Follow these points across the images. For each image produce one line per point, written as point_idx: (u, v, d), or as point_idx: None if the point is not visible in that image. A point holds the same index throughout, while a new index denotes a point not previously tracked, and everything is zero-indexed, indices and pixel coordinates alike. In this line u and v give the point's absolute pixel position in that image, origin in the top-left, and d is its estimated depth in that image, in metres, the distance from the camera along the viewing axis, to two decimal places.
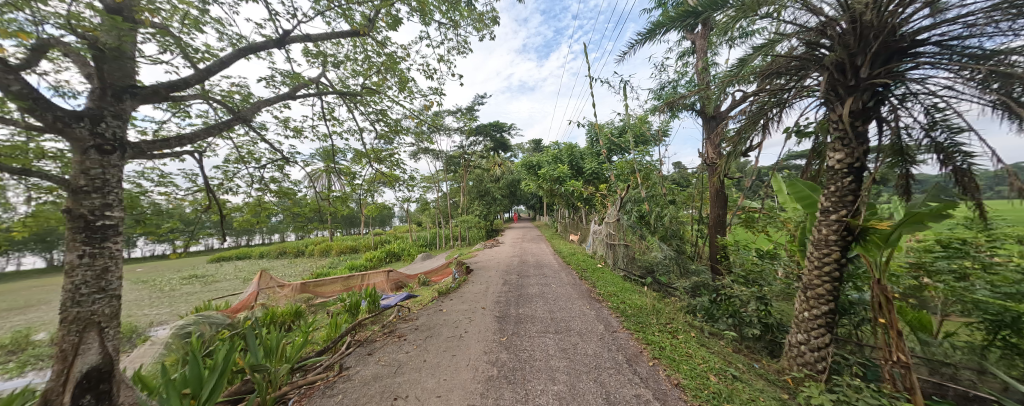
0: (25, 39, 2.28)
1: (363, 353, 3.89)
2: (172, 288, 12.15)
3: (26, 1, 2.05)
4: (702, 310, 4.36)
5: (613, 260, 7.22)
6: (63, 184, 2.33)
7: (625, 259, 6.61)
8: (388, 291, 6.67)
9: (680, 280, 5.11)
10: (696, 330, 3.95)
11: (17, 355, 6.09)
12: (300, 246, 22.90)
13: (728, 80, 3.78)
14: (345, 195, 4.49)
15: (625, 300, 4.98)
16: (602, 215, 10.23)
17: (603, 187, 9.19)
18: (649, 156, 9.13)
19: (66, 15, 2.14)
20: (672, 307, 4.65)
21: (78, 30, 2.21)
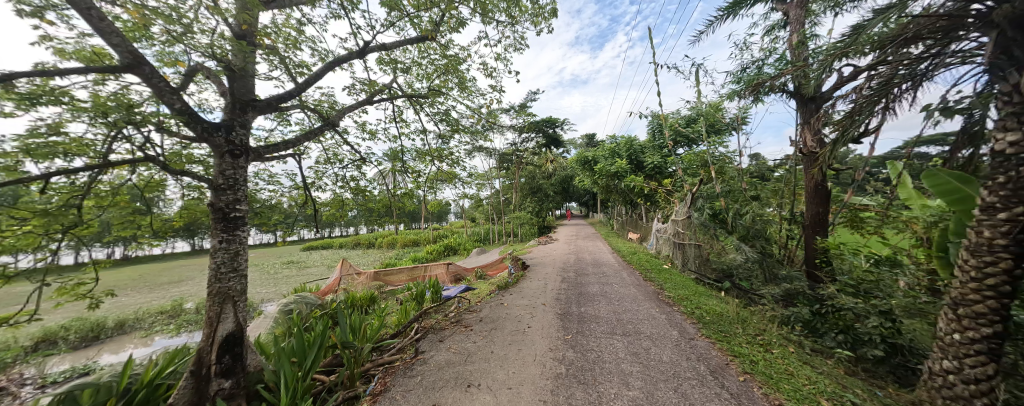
0: (182, 67, 2.85)
1: (433, 339, 4.17)
2: (274, 271, 14.32)
3: (184, 36, 2.57)
4: (798, 322, 3.80)
5: (683, 260, 6.91)
6: (209, 183, 2.88)
7: (697, 260, 6.29)
8: (449, 283, 7.05)
9: (766, 287, 4.51)
10: (793, 345, 3.44)
11: (173, 320, 7.75)
12: (371, 238, 25.43)
13: (841, 53, 3.18)
14: (411, 192, 4.83)
15: (699, 305, 4.56)
16: (666, 212, 9.51)
17: (667, 182, 8.53)
18: (723, 147, 8.22)
19: (210, 45, 2.63)
20: (758, 316, 4.13)
21: (218, 56, 2.71)
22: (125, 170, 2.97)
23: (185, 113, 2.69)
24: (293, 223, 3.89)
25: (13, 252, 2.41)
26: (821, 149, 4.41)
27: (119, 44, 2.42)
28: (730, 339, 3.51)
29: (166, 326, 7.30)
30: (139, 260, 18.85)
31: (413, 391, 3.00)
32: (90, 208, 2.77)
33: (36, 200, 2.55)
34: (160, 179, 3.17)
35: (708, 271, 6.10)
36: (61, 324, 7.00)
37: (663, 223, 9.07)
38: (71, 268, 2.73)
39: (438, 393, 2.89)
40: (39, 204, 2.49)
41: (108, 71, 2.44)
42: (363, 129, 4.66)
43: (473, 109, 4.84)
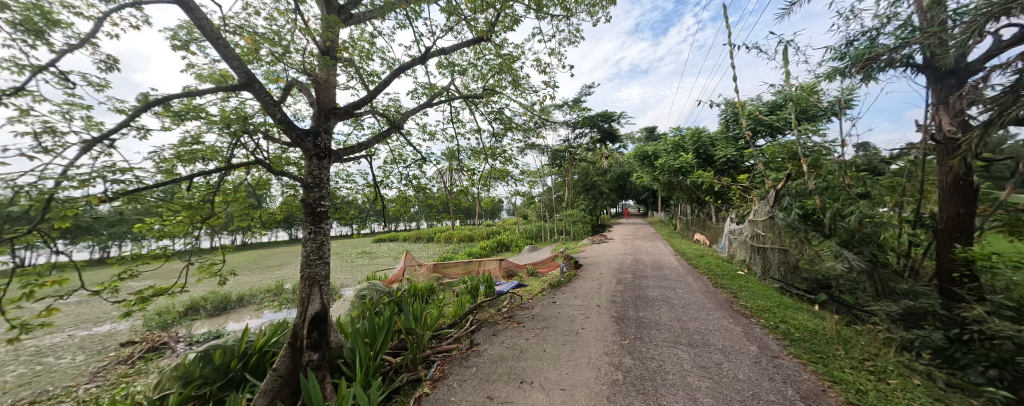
0: (282, 81, 3.30)
1: (487, 332, 4.30)
2: (349, 260, 15.96)
3: (283, 56, 2.95)
4: (926, 350, 3.13)
5: (763, 267, 6.18)
6: (301, 182, 3.30)
7: (784, 268, 5.52)
8: (502, 278, 7.20)
9: (878, 303, 3.81)
10: (919, 377, 2.86)
11: (273, 298, 9.09)
12: (430, 232, 27.04)
13: (997, 12, 2.52)
14: (468, 189, 4.99)
15: (786, 320, 4.03)
16: (740, 211, 8.57)
17: (742, 178, 7.66)
18: (816, 136, 7.10)
19: (302, 62, 2.99)
20: (866, 337, 3.50)
21: (308, 70, 3.06)
22: (244, 171, 3.54)
23: (283, 122, 3.11)
24: (364, 217, 4.27)
25: (170, 237, 3.02)
26: (965, 134, 3.46)
27: (238, 66, 2.89)
28: (825, 362, 3.04)
29: (269, 303, 8.59)
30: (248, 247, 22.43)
31: (469, 381, 3.13)
32: (221, 202, 3.35)
33: (184, 196, 3.17)
34: (265, 179, 3.73)
35: (798, 281, 5.38)
36: (196, 297, 8.64)
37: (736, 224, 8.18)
38: (207, 251, 3.33)
39: (492, 386, 2.97)
40: (185, 199, 3.10)
41: (231, 89, 2.94)
42: (424, 131, 4.94)
43: (527, 106, 4.86)
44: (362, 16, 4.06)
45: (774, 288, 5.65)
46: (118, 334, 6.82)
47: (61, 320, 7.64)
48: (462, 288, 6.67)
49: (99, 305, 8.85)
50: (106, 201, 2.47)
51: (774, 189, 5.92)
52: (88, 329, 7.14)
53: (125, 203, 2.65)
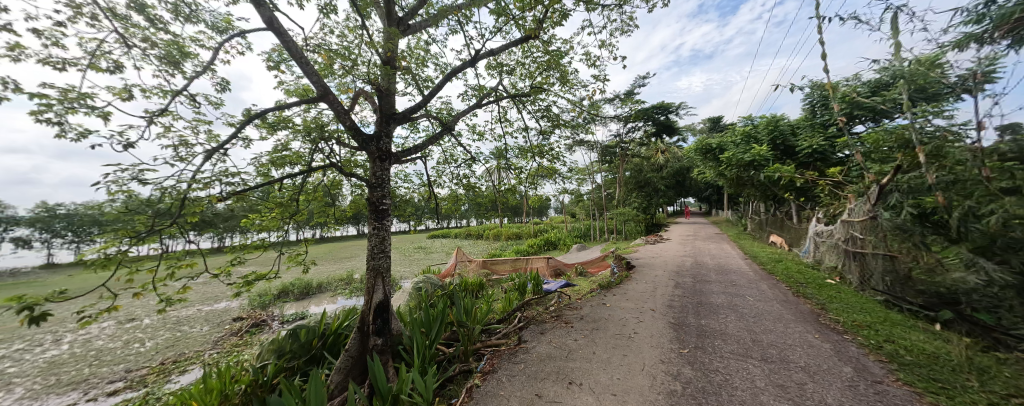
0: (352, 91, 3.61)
1: (535, 330, 4.30)
2: (407, 254, 17.08)
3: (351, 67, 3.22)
4: None
5: (863, 276, 5.32)
6: (366, 182, 3.58)
7: (897, 280, 4.69)
8: (550, 277, 7.15)
9: None
10: None
11: (343, 286, 10.07)
12: (479, 230, 27.85)
13: None
14: (515, 188, 5.02)
15: (890, 339, 3.43)
16: (830, 210, 7.48)
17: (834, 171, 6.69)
18: (938, 109, 5.81)
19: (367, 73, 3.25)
20: (1005, 367, 2.84)
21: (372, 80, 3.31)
22: (321, 173, 3.97)
23: (352, 128, 3.42)
24: (420, 215, 4.51)
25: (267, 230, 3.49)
26: None
27: (316, 81, 3.23)
28: (949, 394, 2.50)
29: (341, 290, 9.56)
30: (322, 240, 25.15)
31: (517, 377, 3.15)
32: (304, 200, 3.80)
33: (277, 196, 3.67)
34: (337, 179, 4.14)
35: (911, 295, 4.53)
36: (282, 283, 9.91)
37: (825, 225, 7.16)
38: (294, 243, 3.78)
39: (540, 384, 2.96)
40: (277, 198, 3.58)
41: (311, 100, 3.30)
42: (473, 132, 5.08)
43: (575, 102, 4.75)
44: (418, 26, 4.30)
45: (879, 301, 4.78)
46: (230, 310, 8.14)
47: (190, 297, 9.35)
48: (510, 285, 6.76)
49: (213, 286, 10.60)
50: (222, 199, 2.98)
51: (880, 183, 5.03)
52: (209, 305, 8.63)
53: (235, 201, 3.15)
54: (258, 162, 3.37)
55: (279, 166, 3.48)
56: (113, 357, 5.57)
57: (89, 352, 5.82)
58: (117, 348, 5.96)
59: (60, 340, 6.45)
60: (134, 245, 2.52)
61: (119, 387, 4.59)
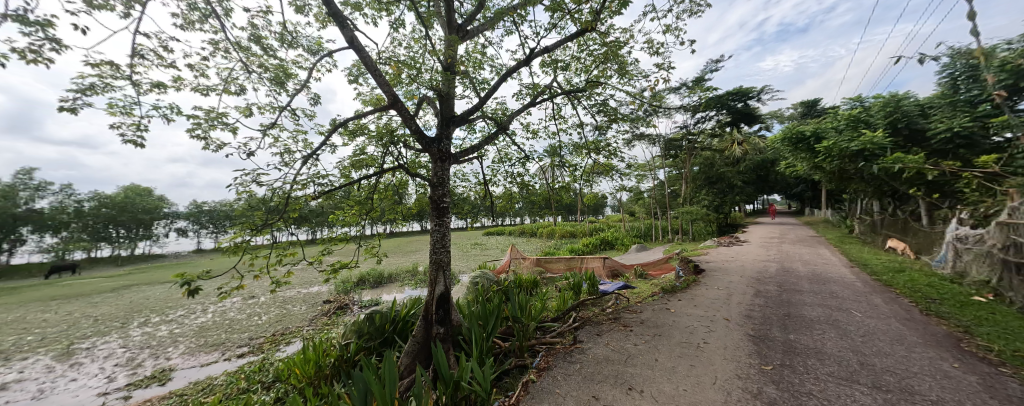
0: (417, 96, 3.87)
1: (591, 330, 4.19)
2: (464, 250, 17.86)
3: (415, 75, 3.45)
4: None
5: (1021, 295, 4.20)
6: (428, 182, 3.80)
7: None
8: (606, 278, 6.90)
9: None
10: None
11: (409, 277, 10.92)
12: (534, 227, 28.04)
13: None
14: (570, 185, 4.92)
15: None
16: (981, 209, 6.00)
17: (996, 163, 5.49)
18: None
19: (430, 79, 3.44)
20: None
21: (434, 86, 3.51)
22: (391, 174, 4.34)
23: (417, 132, 3.65)
24: (477, 212, 4.66)
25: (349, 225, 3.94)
26: None
27: (387, 89, 3.52)
28: None
29: (408, 281, 10.35)
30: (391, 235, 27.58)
31: (573, 376, 3.10)
32: (377, 198, 4.18)
33: (356, 194, 4.11)
34: (404, 179, 4.48)
35: None
36: (360, 272, 11.10)
37: (970, 229, 5.81)
38: (370, 237, 4.21)
39: (598, 386, 2.87)
40: (356, 197, 4.01)
41: (382, 108, 3.61)
42: (528, 130, 5.11)
43: (636, 95, 4.50)
44: (476, 31, 4.43)
45: None
46: (320, 294, 9.38)
47: (290, 281, 10.98)
48: (564, 283, 6.68)
49: (306, 273, 12.28)
50: (315, 198, 3.45)
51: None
52: (303, 288, 10.04)
53: (324, 200, 3.62)
54: (341, 165, 3.81)
55: (357, 168, 3.89)
56: (238, 327, 6.80)
57: (223, 321, 7.21)
58: (240, 319, 7.28)
59: (203, 311, 8.08)
60: (253, 236, 3.03)
61: (243, 350, 5.60)
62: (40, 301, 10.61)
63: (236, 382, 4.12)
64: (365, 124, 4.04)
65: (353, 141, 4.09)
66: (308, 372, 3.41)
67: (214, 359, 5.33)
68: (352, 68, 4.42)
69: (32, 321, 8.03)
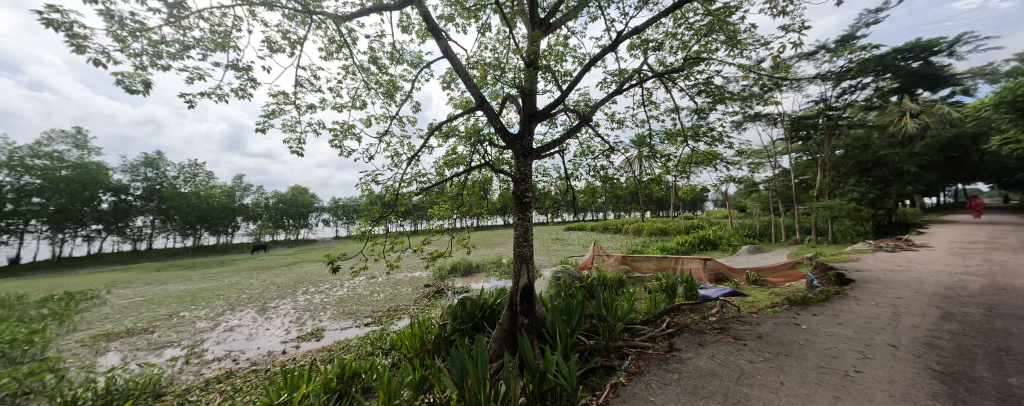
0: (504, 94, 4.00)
1: (690, 340, 3.74)
2: (546, 245, 17.99)
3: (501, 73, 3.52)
4: None
5: None
6: (512, 178, 3.87)
7: None
8: (707, 282, 6.10)
9: None
10: None
11: (497, 268, 11.46)
12: (620, 223, 26.60)
13: None
14: (661, 178, 4.45)
15: None
16: None
17: None
18: None
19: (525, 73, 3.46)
20: None
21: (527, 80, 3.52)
22: (478, 171, 4.58)
23: (502, 130, 3.75)
24: (558, 207, 4.57)
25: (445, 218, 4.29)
26: None
27: (475, 92, 3.71)
28: None
29: (494, 272, 10.91)
30: (481, 229, 29.49)
31: (671, 386, 2.81)
32: (465, 194, 4.46)
33: (449, 191, 4.44)
34: (488, 177, 4.68)
35: None
36: (455, 261, 12.12)
37: None
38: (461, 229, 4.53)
39: (702, 402, 2.53)
40: (449, 193, 4.36)
41: (471, 109, 3.81)
42: (613, 120, 4.70)
43: (749, 68, 3.81)
44: (559, 22, 4.31)
45: None
46: (424, 278, 10.57)
47: (401, 266, 12.65)
48: (656, 285, 6.11)
49: (412, 260, 13.96)
50: (417, 194, 3.87)
51: None
52: (410, 273, 11.44)
53: (424, 195, 4.02)
54: (436, 164, 4.18)
55: (450, 166, 4.21)
56: (364, 301, 8.13)
57: (353, 295, 8.70)
58: (366, 294, 8.68)
59: (341, 286, 9.93)
60: (373, 226, 3.56)
61: (369, 320, 6.67)
62: (244, 271, 14.57)
63: (366, 345, 4.90)
64: (456, 126, 4.34)
65: (446, 143, 4.43)
66: (415, 344, 3.85)
67: (349, 324, 6.47)
68: (444, 75, 4.79)
69: (242, 284, 11.04)
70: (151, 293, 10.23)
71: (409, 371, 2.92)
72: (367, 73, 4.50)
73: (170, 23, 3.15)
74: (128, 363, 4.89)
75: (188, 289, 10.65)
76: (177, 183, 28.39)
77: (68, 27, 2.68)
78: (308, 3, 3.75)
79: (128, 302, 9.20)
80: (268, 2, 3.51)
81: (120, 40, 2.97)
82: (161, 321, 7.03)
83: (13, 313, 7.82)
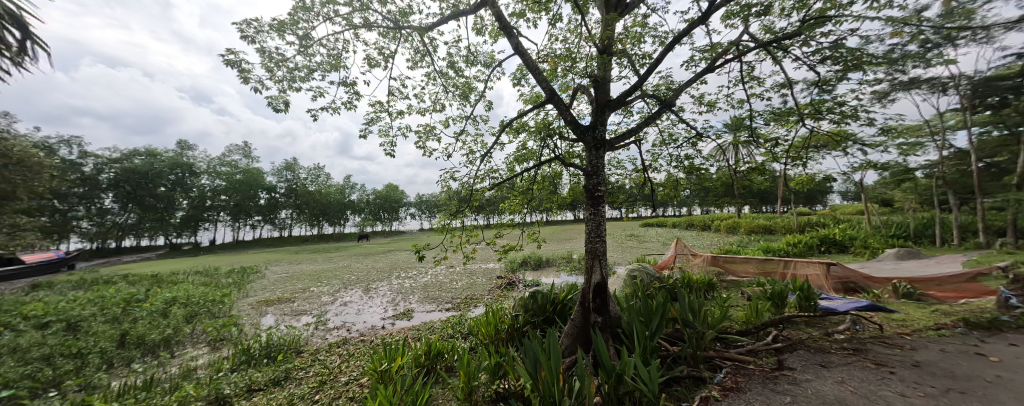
0: (577, 85, 3.85)
1: (807, 359, 3.11)
2: (622, 241, 17.11)
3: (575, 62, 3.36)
4: None
5: None
6: (584, 171, 3.70)
7: None
8: (833, 291, 5.07)
9: None
10: None
11: (571, 263, 11.28)
12: (711, 219, 23.79)
13: None
14: (766, 165, 3.71)
15: None
16: None
17: None
18: None
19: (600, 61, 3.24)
20: None
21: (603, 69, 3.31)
22: (547, 165, 4.47)
23: (572, 122, 3.60)
24: (633, 202, 4.15)
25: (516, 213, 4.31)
26: None
27: (545, 86, 3.63)
28: None
29: (564, 267, 10.80)
30: (555, 224, 29.50)
31: None
32: (535, 189, 4.40)
33: (520, 185, 4.46)
34: (558, 171, 4.57)
35: None
36: (530, 254, 12.32)
37: None
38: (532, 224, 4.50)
39: None
40: (519, 187, 4.36)
41: (542, 103, 3.75)
42: (701, 103, 4.05)
43: (902, 20, 2.94)
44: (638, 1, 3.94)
45: None
46: (500, 269, 10.98)
47: (478, 257, 13.35)
48: (757, 291, 5.24)
49: (489, 252, 14.61)
50: (489, 189, 3.99)
51: None
52: (487, 264, 12.01)
53: (496, 190, 4.12)
54: (507, 160, 4.23)
55: (520, 162, 4.22)
56: (447, 287, 8.81)
57: (438, 282, 9.50)
58: (449, 282, 9.38)
59: (426, 273, 10.93)
60: (451, 220, 3.78)
61: (450, 306, 7.19)
62: (353, 256, 17.13)
63: (447, 328, 5.29)
64: (526, 121, 4.31)
65: (517, 138, 4.44)
66: (489, 332, 4.00)
67: (433, 308, 7.06)
68: (515, 71, 4.80)
69: (352, 267, 13.00)
70: (290, 271, 12.74)
71: (485, 357, 3.02)
72: (446, 78, 4.77)
73: (301, 51, 3.78)
74: (278, 324, 6.17)
75: (314, 269, 12.96)
76: (304, 182, 34.60)
77: (239, 64, 3.41)
78: (398, 20, 4.11)
79: (276, 276, 11.65)
80: (368, 24, 3.94)
81: (268, 69, 3.67)
82: (297, 293, 8.73)
83: (210, 280, 10.57)
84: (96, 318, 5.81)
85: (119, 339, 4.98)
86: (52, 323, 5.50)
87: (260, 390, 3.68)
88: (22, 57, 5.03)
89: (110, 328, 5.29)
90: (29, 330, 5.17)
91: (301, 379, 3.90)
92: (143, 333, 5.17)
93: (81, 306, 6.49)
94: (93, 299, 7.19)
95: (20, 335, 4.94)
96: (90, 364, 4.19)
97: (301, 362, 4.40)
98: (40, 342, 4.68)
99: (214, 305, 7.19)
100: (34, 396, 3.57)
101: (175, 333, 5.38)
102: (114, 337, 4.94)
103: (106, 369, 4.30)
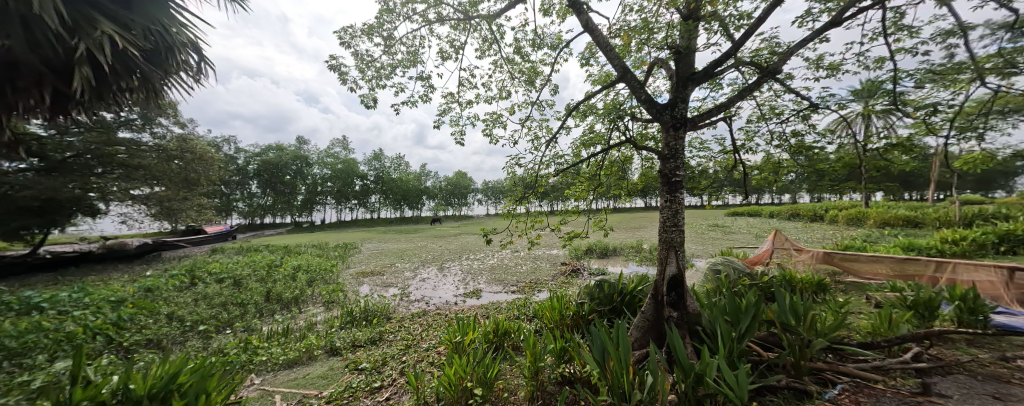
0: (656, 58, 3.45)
1: (969, 387, 2.44)
2: (702, 231, 15.49)
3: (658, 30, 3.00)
4: None
5: None
6: (658, 154, 3.37)
7: None
8: (1019, 306, 3.86)
9: None
10: None
11: (643, 253, 10.62)
12: (821, 209, 20.01)
13: None
14: (912, 141, 2.90)
15: None
16: None
17: None
18: None
19: (686, 25, 2.84)
20: None
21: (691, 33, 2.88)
22: (617, 150, 4.21)
23: (647, 101, 3.29)
24: (719, 187, 3.65)
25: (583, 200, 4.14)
26: None
27: (617, 62, 3.37)
28: None
29: (633, 257, 10.25)
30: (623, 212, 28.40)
31: None
32: (603, 175, 4.17)
33: (587, 171, 4.27)
34: (628, 155, 4.27)
35: None
36: (599, 242, 11.94)
37: None
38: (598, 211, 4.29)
39: None
40: (586, 173, 4.18)
41: (612, 83, 3.49)
42: (818, 66, 3.30)
43: None
44: None
45: None
46: (567, 256, 10.87)
47: (545, 244, 13.43)
48: (891, 297, 4.24)
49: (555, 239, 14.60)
50: (555, 175, 3.94)
51: None
52: (554, 251, 11.98)
53: (562, 176, 4.04)
54: (574, 145, 4.07)
55: (587, 146, 4.04)
56: (514, 270, 9.12)
57: (507, 265, 9.88)
58: (517, 266, 9.67)
59: (491, 256, 11.48)
60: (517, 206, 3.83)
61: (515, 289, 7.42)
62: (430, 237, 18.79)
63: (513, 309, 5.48)
64: (594, 103, 4.09)
65: (584, 122, 4.25)
66: (554, 317, 4.01)
67: (500, 289, 7.37)
68: (584, 51, 4.54)
69: (429, 247, 14.30)
70: (380, 248, 14.56)
71: (551, 340, 3.04)
72: (512, 64, 4.76)
73: (385, 51, 4.13)
74: (372, 293, 7.11)
75: (399, 247, 14.64)
76: (389, 170, 38.75)
77: (340, 67, 3.88)
78: (468, 11, 4.20)
79: (369, 252, 13.42)
80: (441, 18, 4.09)
81: (360, 71, 4.11)
82: (385, 267, 9.98)
83: (322, 253, 12.68)
84: (250, 277, 7.47)
85: (266, 295, 6.34)
86: (225, 279, 7.24)
87: (361, 346, 4.32)
88: (200, 78, 6.46)
89: (259, 286, 6.76)
90: (211, 282, 6.89)
91: (391, 341, 4.47)
92: (281, 291, 6.49)
93: (241, 268, 8.41)
94: (248, 262, 9.26)
95: (208, 286, 6.63)
96: (249, 312, 5.42)
97: (391, 327, 5.04)
98: (219, 292, 6.21)
99: (326, 273, 8.64)
100: (217, 331, 4.77)
101: (301, 294, 6.62)
102: (262, 293, 6.30)
103: (259, 316, 5.52)
